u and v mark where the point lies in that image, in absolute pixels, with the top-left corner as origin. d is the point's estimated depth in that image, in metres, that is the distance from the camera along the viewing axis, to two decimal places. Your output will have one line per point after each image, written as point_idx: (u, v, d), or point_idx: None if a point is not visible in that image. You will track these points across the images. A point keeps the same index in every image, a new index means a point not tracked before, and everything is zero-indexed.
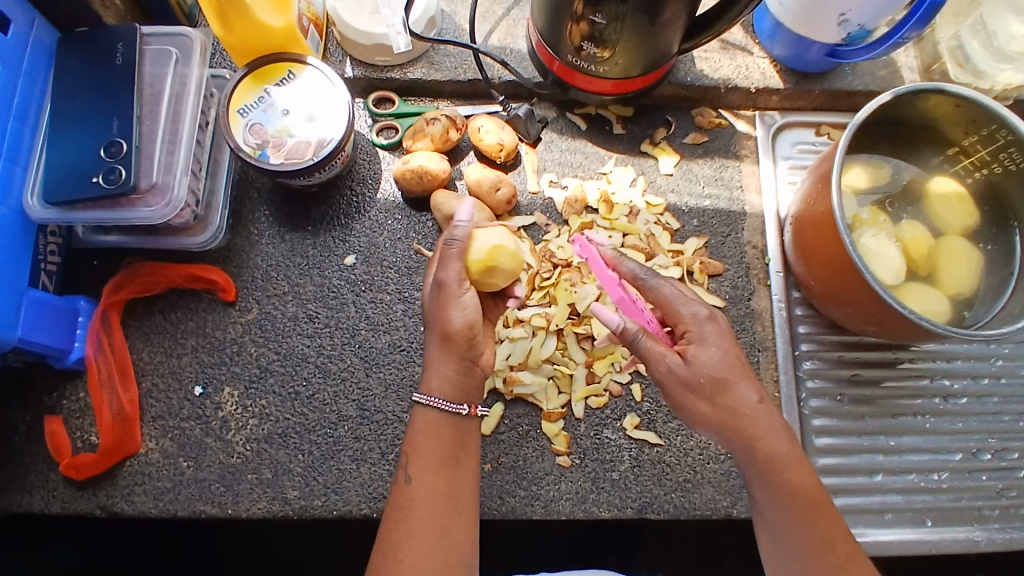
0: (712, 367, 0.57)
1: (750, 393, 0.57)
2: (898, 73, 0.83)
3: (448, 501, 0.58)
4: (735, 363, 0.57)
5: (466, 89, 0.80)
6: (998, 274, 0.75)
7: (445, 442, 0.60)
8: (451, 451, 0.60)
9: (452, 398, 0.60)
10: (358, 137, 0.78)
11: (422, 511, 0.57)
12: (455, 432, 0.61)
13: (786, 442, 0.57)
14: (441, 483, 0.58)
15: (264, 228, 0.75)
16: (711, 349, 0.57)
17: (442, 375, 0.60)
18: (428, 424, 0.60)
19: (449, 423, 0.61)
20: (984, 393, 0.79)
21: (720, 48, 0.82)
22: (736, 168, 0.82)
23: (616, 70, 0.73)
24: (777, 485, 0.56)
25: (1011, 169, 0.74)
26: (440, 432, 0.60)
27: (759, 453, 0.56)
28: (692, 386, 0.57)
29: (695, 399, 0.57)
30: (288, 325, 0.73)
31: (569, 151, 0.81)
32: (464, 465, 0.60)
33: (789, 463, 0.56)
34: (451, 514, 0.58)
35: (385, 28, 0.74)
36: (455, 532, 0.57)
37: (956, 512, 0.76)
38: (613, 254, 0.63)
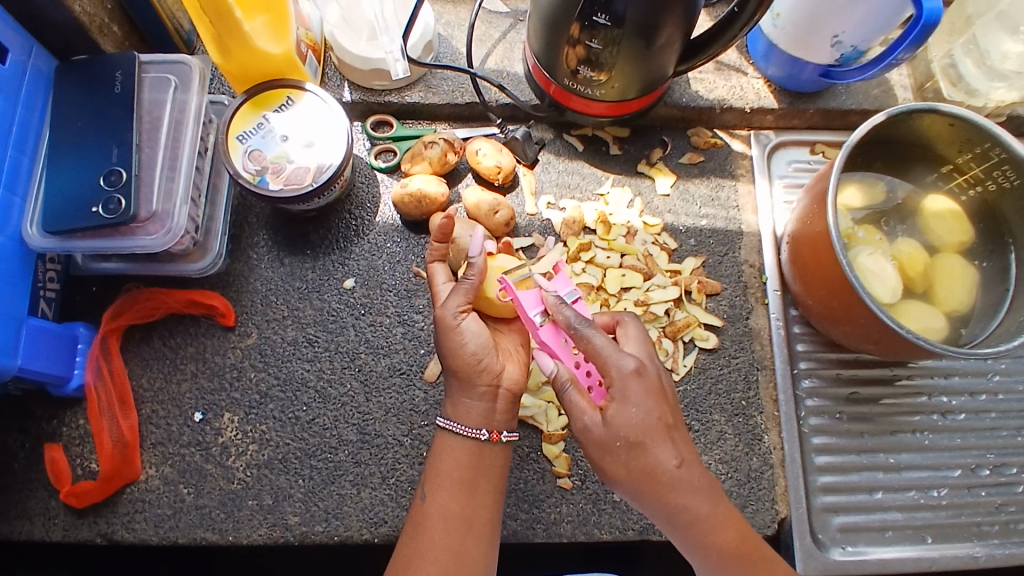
0: (627, 429, 0.57)
1: (668, 455, 0.58)
2: (891, 92, 0.84)
3: (465, 525, 0.59)
4: (653, 423, 0.57)
5: (463, 112, 0.80)
6: (995, 291, 0.75)
7: (464, 464, 0.61)
8: (474, 475, 0.60)
9: (471, 423, 0.61)
10: (357, 161, 0.79)
11: (434, 531, 0.58)
12: (477, 456, 0.61)
13: (705, 502, 0.58)
14: (455, 506, 0.59)
15: (263, 252, 0.76)
16: (632, 410, 0.57)
17: (466, 402, 0.62)
18: (456, 453, 0.61)
19: (471, 447, 0.61)
20: (982, 409, 0.80)
21: (715, 69, 0.83)
22: (732, 187, 0.83)
23: (612, 93, 0.74)
24: (696, 537, 0.59)
25: (1006, 187, 0.75)
26: (459, 454, 0.61)
27: (682, 511, 0.58)
28: (608, 452, 0.57)
29: (612, 462, 0.58)
30: (288, 349, 0.73)
31: (567, 172, 0.81)
32: (484, 489, 0.60)
33: (708, 521, 0.58)
34: (465, 538, 0.58)
35: (383, 53, 0.74)
36: (467, 556, 0.58)
37: (956, 529, 0.76)
38: (555, 300, 0.61)
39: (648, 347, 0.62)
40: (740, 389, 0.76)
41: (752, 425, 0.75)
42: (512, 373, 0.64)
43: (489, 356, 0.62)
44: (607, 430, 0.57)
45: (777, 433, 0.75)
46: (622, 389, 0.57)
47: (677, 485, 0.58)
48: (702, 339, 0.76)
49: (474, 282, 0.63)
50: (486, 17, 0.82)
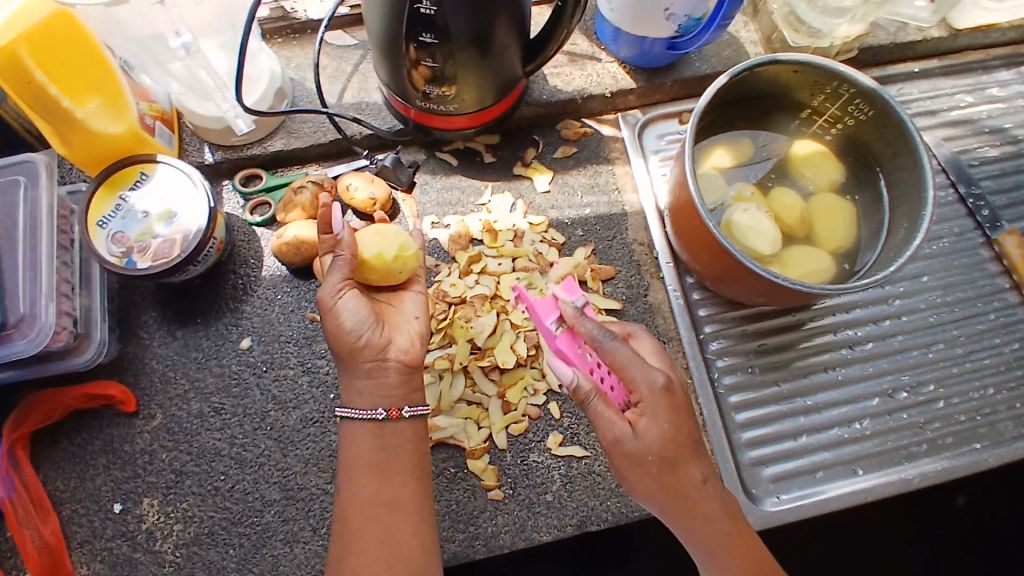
0: (656, 445, 0.56)
1: (696, 471, 0.58)
2: (742, 50, 0.87)
3: (393, 506, 0.59)
4: (682, 439, 0.57)
5: (330, 150, 0.80)
6: (874, 220, 0.78)
7: (370, 448, 0.61)
8: (378, 457, 0.61)
9: (365, 405, 0.61)
10: (232, 219, 0.78)
11: (357, 519, 0.59)
12: (372, 437, 0.61)
13: (726, 525, 0.59)
14: (371, 491, 0.59)
15: (155, 329, 0.75)
16: (658, 424, 0.56)
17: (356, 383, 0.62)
18: (360, 440, 0.61)
19: (373, 428, 0.61)
20: (888, 335, 0.82)
21: (569, 61, 0.84)
22: (609, 172, 0.84)
23: (467, 105, 0.74)
24: (719, 560, 0.60)
25: (862, 119, 0.77)
26: (362, 438, 0.61)
27: (703, 534, 0.59)
28: (632, 466, 0.58)
29: (642, 475, 0.58)
30: (196, 422, 0.72)
31: (446, 190, 0.82)
32: (402, 467, 0.61)
33: (732, 543, 0.59)
34: (395, 519, 0.59)
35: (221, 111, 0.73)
36: (398, 538, 0.58)
37: (886, 455, 0.77)
38: (572, 311, 0.59)
39: (660, 357, 0.64)
40: None
41: None
42: (405, 344, 0.64)
43: (369, 330, 0.62)
44: (625, 444, 0.57)
45: (695, 400, 0.76)
46: (652, 403, 0.56)
47: (703, 499, 0.59)
48: None
49: (347, 256, 0.62)
50: (335, 53, 0.83)
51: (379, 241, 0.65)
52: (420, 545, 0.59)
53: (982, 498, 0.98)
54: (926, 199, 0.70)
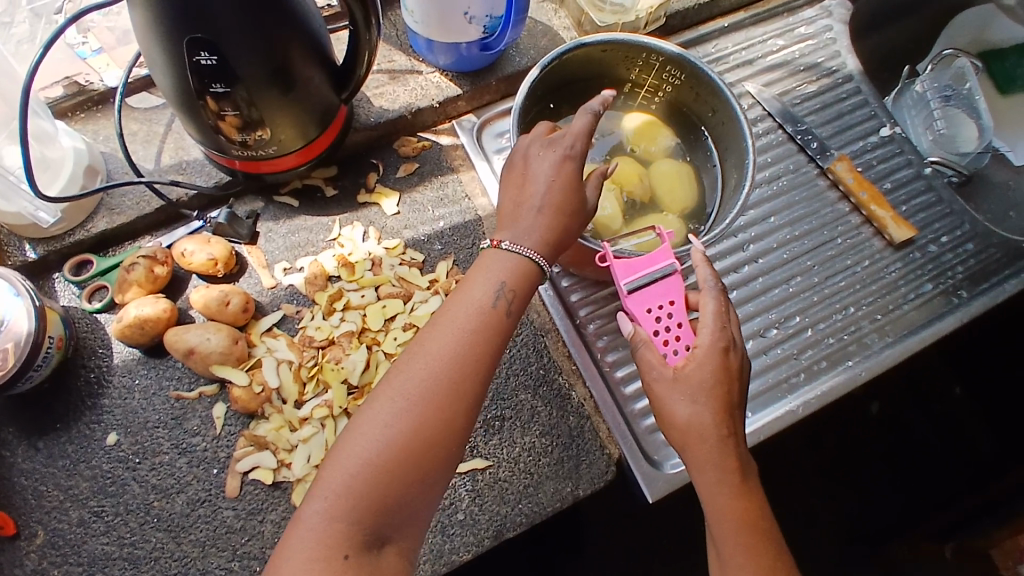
0: (694, 386, 0.57)
1: (721, 424, 0.57)
2: (558, 36, 0.88)
3: (463, 371, 0.53)
4: (710, 394, 0.57)
5: (160, 218, 0.76)
6: (709, 176, 0.81)
7: (517, 285, 0.56)
8: (513, 305, 0.56)
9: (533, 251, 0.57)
10: (71, 311, 0.74)
11: (420, 378, 0.52)
12: (524, 278, 0.56)
13: (734, 489, 0.57)
14: (450, 348, 0.53)
15: (14, 446, 0.70)
16: (703, 372, 0.57)
17: (530, 234, 0.56)
18: (503, 264, 0.56)
19: (522, 271, 0.56)
20: (749, 279, 0.86)
21: (390, 79, 0.83)
22: (456, 180, 0.84)
23: (289, 144, 0.73)
24: (716, 511, 0.58)
25: (677, 84, 0.80)
26: (506, 273, 0.56)
27: (711, 485, 0.58)
28: (671, 394, 0.58)
29: (670, 409, 0.58)
30: (76, 533, 0.68)
31: (292, 232, 0.79)
32: (489, 346, 0.54)
33: (739, 502, 0.58)
34: (439, 394, 0.52)
35: (23, 205, 0.69)
36: (417, 425, 0.51)
37: (770, 392, 0.81)
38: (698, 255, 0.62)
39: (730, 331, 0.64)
40: (534, 362, 0.78)
41: (558, 388, 0.77)
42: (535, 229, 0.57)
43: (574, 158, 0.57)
44: (661, 377, 0.58)
45: (583, 385, 0.78)
46: (703, 351, 0.57)
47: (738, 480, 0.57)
48: None
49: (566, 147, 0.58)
50: (142, 117, 0.79)
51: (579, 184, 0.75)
52: (443, 431, 0.52)
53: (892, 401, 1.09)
54: (747, 147, 0.74)
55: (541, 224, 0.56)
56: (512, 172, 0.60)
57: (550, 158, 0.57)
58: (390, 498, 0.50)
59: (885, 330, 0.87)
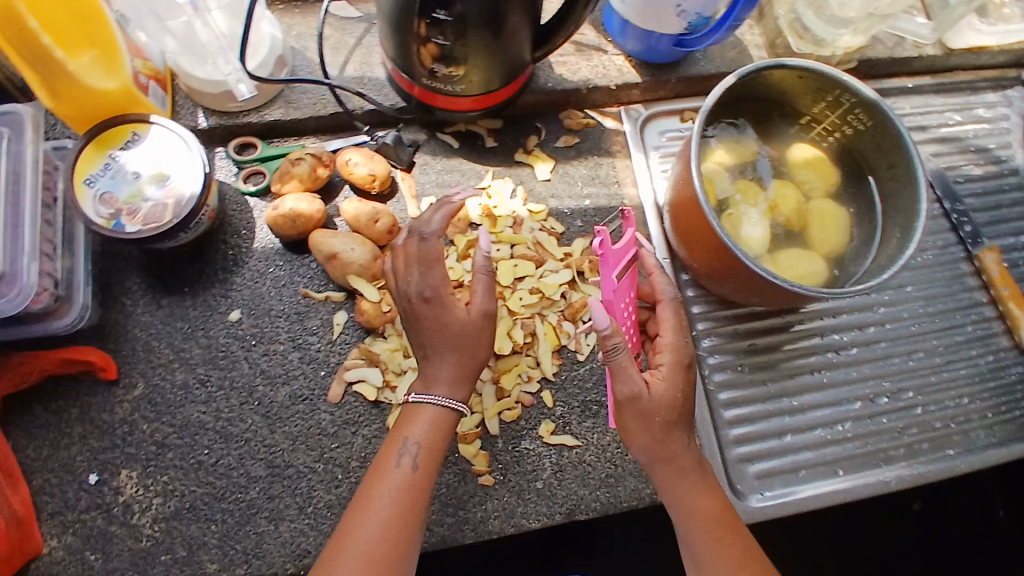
0: (663, 403, 0.61)
1: (683, 434, 0.62)
2: (746, 52, 0.88)
3: (413, 510, 0.58)
4: (677, 408, 0.61)
5: (330, 124, 0.79)
6: (866, 228, 0.79)
7: (435, 442, 0.61)
8: (425, 461, 0.60)
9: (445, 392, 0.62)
10: (224, 188, 0.76)
11: (381, 509, 0.57)
12: (445, 428, 0.61)
13: (707, 494, 0.62)
14: (410, 476, 0.59)
15: (138, 297, 0.72)
16: (664, 386, 0.61)
17: (444, 371, 0.61)
18: (425, 419, 0.61)
19: (447, 421, 0.62)
20: (872, 340, 0.84)
21: (575, 51, 0.84)
22: (610, 164, 0.84)
23: (474, 87, 0.74)
24: (691, 522, 0.61)
25: (859, 129, 0.79)
26: (427, 431, 0.60)
27: (681, 494, 0.62)
28: (642, 420, 0.61)
29: (636, 429, 0.61)
30: (180, 394, 0.70)
31: (446, 171, 0.81)
32: (429, 468, 0.60)
33: (711, 511, 0.61)
34: (406, 507, 0.57)
35: (224, 75, 0.71)
36: (396, 525, 0.56)
37: (866, 458, 0.79)
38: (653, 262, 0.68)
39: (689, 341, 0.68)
40: None
41: None
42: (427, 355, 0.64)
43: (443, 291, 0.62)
44: (635, 404, 0.60)
45: None
46: (667, 370, 0.62)
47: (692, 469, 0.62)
48: None
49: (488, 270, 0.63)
50: (338, 25, 0.81)
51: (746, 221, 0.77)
52: (412, 536, 0.57)
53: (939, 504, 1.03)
54: (919, 210, 0.72)
55: (451, 371, 0.61)
56: (416, 318, 0.62)
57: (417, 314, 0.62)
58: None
59: (995, 430, 0.83)
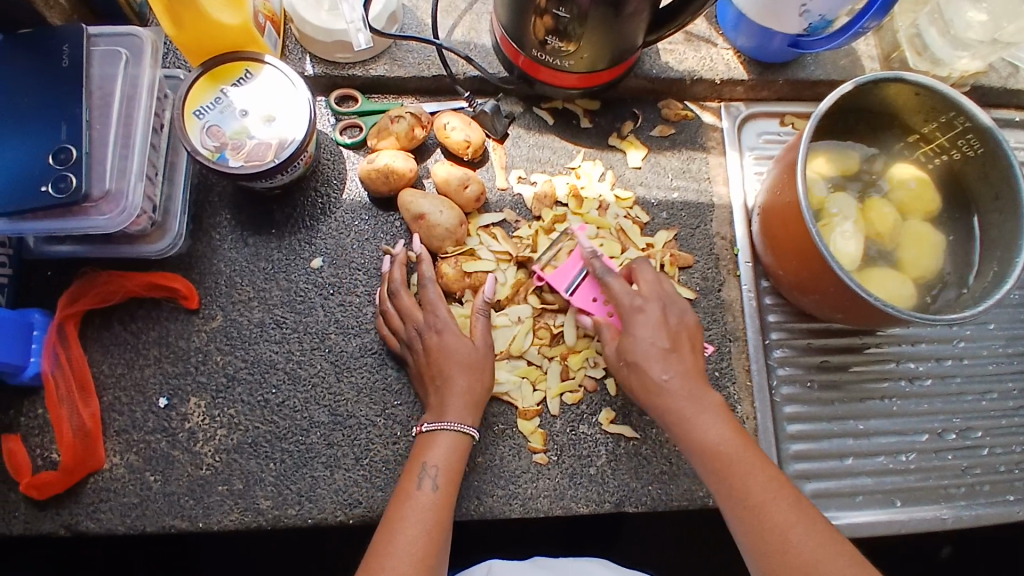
0: (651, 344, 0.65)
1: (658, 370, 0.64)
2: (859, 62, 0.85)
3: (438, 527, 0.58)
4: (654, 349, 0.64)
5: (430, 85, 0.78)
6: (961, 258, 0.77)
7: (450, 463, 0.62)
8: (445, 482, 0.61)
9: (457, 418, 0.64)
10: (321, 136, 0.76)
11: (408, 526, 0.57)
12: (463, 452, 0.63)
13: (714, 427, 0.61)
14: (434, 498, 0.60)
15: (226, 232, 0.73)
16: (642, 335, 0.65)
17: (454, 398, 0.64)
18: (443, 444, 0.63)
19: (462, 446, 0.63)
20: (948, 374, 0.81)
21: (684, 40, 0.82)
22: (703, 159, 0.82)
23: (582, 64, 0.72)
24: (697, 455, 0.61)
25: (969, 155, 0.76)
26: (445, 454, 0.62)
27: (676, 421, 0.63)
28: (619, 368, 0.67)
29: (624, 377, 0.66)
30: (255, 332, 0.71)
31: (537, 146, 0.80)
32: (453, 489, 0.61)
33: (712, 441, 0.61)
34: (435, 529, 0.58)
35: (344, 24, 0.72)
36: (430, 544, 0.57)
37: (924, 492, 0.77)
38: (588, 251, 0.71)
39: (662, 288, 0.69)
40: (712, 361, 0.76)
41: (725, 396, 0.75)
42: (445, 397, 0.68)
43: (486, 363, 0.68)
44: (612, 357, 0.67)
45: (750, 403, 0.75)
46: (634, 320, 0.66)
47: (698, 410, 0.62)
48: None
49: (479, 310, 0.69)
50: None
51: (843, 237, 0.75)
52: (440, 552, 0.58)
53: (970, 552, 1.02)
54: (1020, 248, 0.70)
55: (461, 404, 0.64)
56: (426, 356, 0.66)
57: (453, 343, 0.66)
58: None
59: None
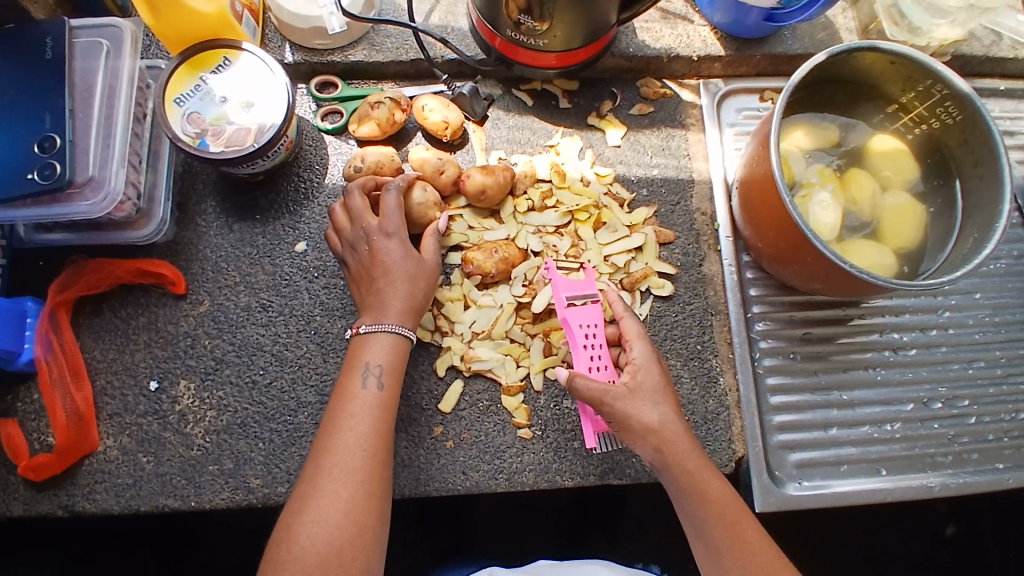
0: (649, 388, 0.64)
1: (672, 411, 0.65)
2: (836, 35, 0.86)
3: (381, 428, 0.60)
4: (660, 390, 0.65)
5: (409, 69, 0.80)
6: (942, 226, 0.77)
7: (392, 363, 0.63)
8: (389, 381, 0.63)
9: (395, 320, 0.64)
10: (303, 123, 0.78)
11: (354, 422, 0.60)
12: (404, 353, 0.64)
13: (714, 476, 0.63)
14: (377, 396, 0.61)
15: (212, 219, 0.75)
16: (653, 376, 0.65)
17: (395, 303, 0.65)
18: (384, 343, 0.64)
19: (401, 347, 0.65)
20: (933, 344, 0.81)
21: (661, 18, 0.83)
22: (683, 136, 0.83)
23: (556, 43, 0.72)
24: (705, 511, 0.62)
25: (948, 123, 0.76)
26: (387, 354, 0.63)
27: (693, 484, 0.62)
28: (629, 409, 0.63)
29: (641, 411, 0.63)
30: (242, 315, 0.73)
31: (517, 128, 0.81)
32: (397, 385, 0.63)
33: (710, 485, 0.63)
34: (378, 423, 0.60)
35: (318, 10, 0.73)
36: (378, 439, 0.60)
37: (911, 460, 0.77)
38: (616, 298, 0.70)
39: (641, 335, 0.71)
40: (694, 334, 0.77)
41: (708, 368, 0.76)
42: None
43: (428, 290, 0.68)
44: (621, 390, 0.64)
45: (733, 375, 0.76)
46: (644, 356, 0.66)
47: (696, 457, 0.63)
48: (658, 286, 0.77)
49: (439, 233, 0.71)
50: None
51: (821, 208, 0.75)
52: (386, 443, 0.61)
53: (971, 529, 1.02)
54: (1001, 211, 0.70)
55: (399, 306, 0.65)
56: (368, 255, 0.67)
57: (396, 247, 0.67)
58: (378, 492, 0.58)
59: None
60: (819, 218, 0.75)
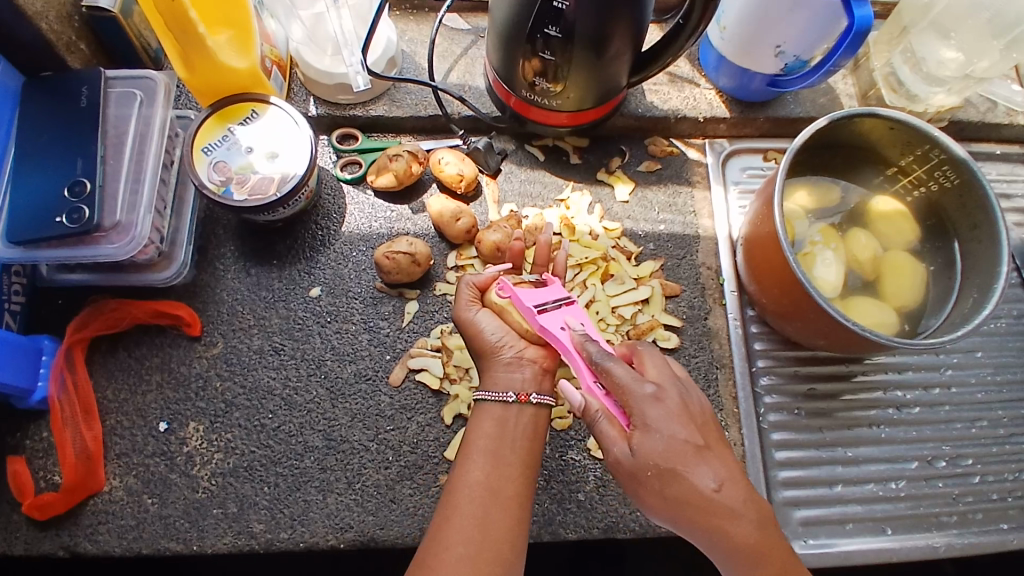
0: (655, 451, 0.55)
1: (706, 478, 0.55)
2: (837, 101, 0.90)
3: (494, 503, 0.58)
4: (678, 424, 0.56)
5: (427, 124, 0.83)
6: (942, 284, 0.78)
7: (495, 439, 0.62)
8: (492, 455, 0.61)
9: (498, 388, 0.64)
10: (323, 173, 0.81)
11: (460, 501, 0.58)
12: (505, 426, 0.63)
13: (751, 526, 0.54)
14: (483, 476, 0.59)
15: (229, 263, 0.77)
16: (656, 437, 0.55)
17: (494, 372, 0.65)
18: (486, 424, 0.63)
19: (504, 419, 0.63)
20: (936, 403, 0.82)
21: (669, 81, 0.87)
22: (688, 194, 0.86)
23: (569, 104, 0.76)
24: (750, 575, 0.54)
25: (946, 186, 0.78)
26: (486, 431, 0.62)
27: (734, 540, 0.54)
28: (636, 481, 0.57)
29: (645, 492, 0.56)
30: (254, 358, 0.74)
31: (529, 182, 0.84)
32: (510, 462, 0.61)
33: (753, 544, 0.54)
34: (490, 507, 0.58)
35: (345, 68, 0.77)
36: (493, 527, 0.57)
37: (915, 520, 0.77)
38: (579, 338, 0.61)
39: (666, 371, 0.61)
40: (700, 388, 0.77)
41: None
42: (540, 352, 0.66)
43: (509, 338, 0.66)
44: (626, 464, 0.56)
45: (737, 430, 0.77)
46: (646, 414, 0.56)
47: (745, 523, 0.54)
48: (664, 339, 0.78)
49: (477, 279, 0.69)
50: (448, 35, 0.86)
51: (823, 266, 0.77)
52: (508, 516, 0.58)
53: None
54: (1000, 272, 0.71)
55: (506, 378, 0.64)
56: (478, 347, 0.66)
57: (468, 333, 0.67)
58: (512, 570, 0.56)
59: None
60: (822, 278, 0.77)
